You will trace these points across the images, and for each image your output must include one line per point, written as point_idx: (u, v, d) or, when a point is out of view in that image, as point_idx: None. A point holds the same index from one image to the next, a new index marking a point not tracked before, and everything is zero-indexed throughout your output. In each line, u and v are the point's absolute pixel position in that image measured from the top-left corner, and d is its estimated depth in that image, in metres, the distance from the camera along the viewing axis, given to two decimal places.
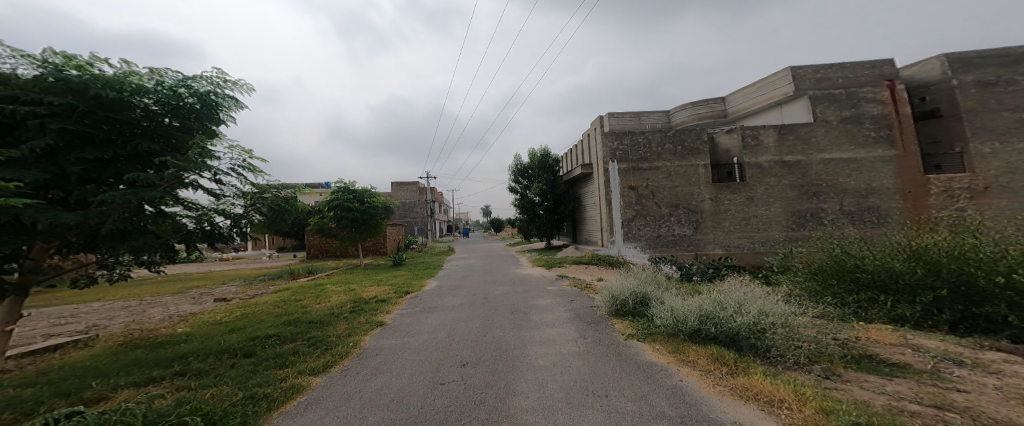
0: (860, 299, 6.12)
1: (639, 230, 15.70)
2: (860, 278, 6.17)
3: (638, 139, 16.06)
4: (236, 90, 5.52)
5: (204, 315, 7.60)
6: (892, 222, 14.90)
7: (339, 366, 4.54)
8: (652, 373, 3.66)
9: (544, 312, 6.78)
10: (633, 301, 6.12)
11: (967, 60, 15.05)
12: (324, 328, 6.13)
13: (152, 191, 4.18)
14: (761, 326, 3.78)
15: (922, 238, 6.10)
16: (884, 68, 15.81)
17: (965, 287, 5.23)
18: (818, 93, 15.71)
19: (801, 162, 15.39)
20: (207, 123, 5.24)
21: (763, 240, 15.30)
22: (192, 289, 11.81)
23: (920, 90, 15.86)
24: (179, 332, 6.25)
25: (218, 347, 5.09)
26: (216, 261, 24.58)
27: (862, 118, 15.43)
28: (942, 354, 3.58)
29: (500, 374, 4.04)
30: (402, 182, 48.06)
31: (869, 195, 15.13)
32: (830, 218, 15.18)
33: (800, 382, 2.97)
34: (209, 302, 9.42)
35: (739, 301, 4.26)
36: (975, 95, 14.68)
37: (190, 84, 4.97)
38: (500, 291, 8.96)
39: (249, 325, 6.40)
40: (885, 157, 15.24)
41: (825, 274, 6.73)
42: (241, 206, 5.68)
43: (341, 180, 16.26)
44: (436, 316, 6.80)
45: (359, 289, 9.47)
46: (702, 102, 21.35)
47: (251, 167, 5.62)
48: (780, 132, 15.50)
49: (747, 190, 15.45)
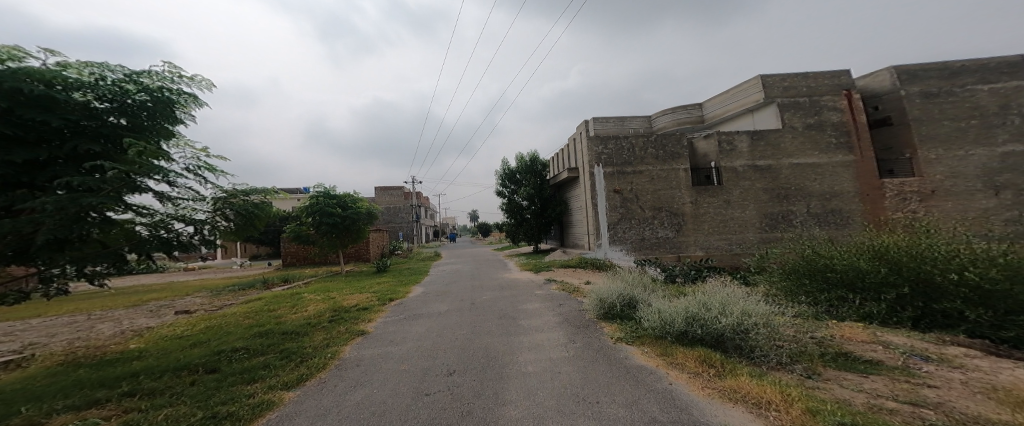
0: (830, 298, 6.39)
1: (623, 233, 15.96)
2: (831, 278, 6.47)
3: (621, 144, 16.35)
4: (193, 86, 5.22)
5: (163, 329, 7.10)
6: (856, 224, 15.76)
7: (315, 379, 4.32)
8: (641, 377, 3.67)
9: (532, 317, 6.73)
10: (620, 303, 6.17)
11: (913, 72, 16.20)
12: (298, 339, 5.84)
13: (91, 198, 3.89)
14: (745, 326, 3.86)
15: (882, 237, 6.44)
16: (842, 78, 16.80)
17: (922, 284, 5.55)
18: (785, 100, 16.51)
19: (772, 166, 16.09)
20: (161, 120, 4.96)
21: (739, 241, 15.87)
22: (152, 300, 11.07)
23: (874, 99, 16.94)
24: (133, 349, 5.79)
25: (175, 363, 4.75)
26: (183, 271, 23.26)
27: (825, 125, 16.32)
28: (911, 350, 3.74)
29: (487, 383, 3.94)
30: (385, 187, 47.30)
31: (833, 198, 15.94)
32: (799, 220, 15.90)
33: (784, 382, 3.04)
34: (169, 315, 8.82)
35: (722, 302, 4.35)
36: (920, 104, 15.80)
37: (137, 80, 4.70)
38: (488, 296, 8.85)
39: (214, 339, 6.02)
40: (846, 162, 16.13)
41: (798, 274, 7.01)
42: (203, 212, 5.41)
43: (321, 184, 15.74)
44: (421, 323, 6.61)
45: (339, 297, 9.14)
46: (682, 108, 22.08)
47: (210, 167, 5.27)
48: (752, 138, 16.17)
49: (724, 194, 16.00)
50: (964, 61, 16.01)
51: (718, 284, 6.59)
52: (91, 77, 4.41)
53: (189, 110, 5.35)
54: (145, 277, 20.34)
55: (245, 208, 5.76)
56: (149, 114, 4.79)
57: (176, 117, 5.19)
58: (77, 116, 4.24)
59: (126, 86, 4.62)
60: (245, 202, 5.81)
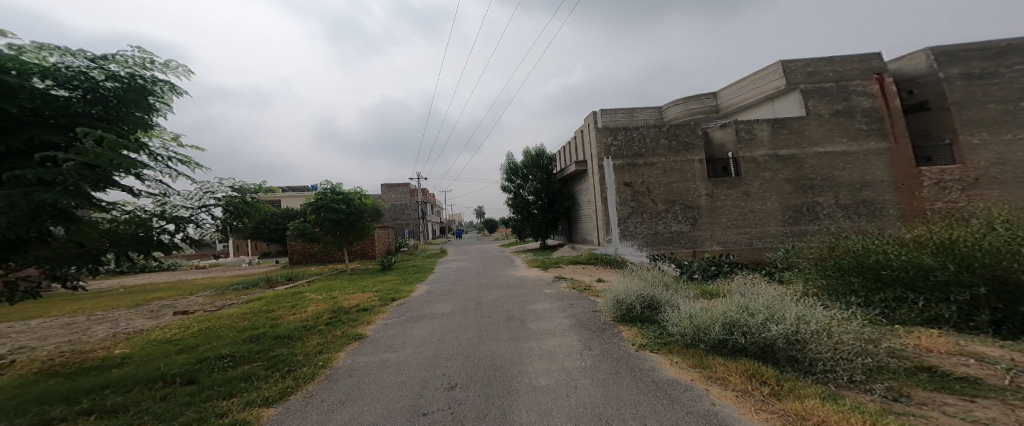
0: (884, 298, 5.65)
1: (635, 228, 15.23)
2: (885, 275, 5.72)
3: (632, 135, 15.60)
4: (168, 74, 4.78)
5: (155, 332, 6.79)
6: (888, 215, 14.69)
7: (301, 392, 3.85)
8: (675, 395, 3.05)
9: (543, 319, 6.15)
10: (640, 305, 5.53)
11: (952, 53, 14.96)
12: (290, 345, 5.39)
13: (45, 194, 3.32)
14: (801, 336, 3.20)
15: (945, 231, 5.68)
16: (872, 61, 15.65)
17: (1001, 283, 4.83)
18: (810, 86, 15.48)
19: (796, 156, 15.13)
20: (135, 111, 4.49)
21: (760, 235, 14.97)
22: (152, 300, 10.95)
23: (907, 83, 15.75)
24: (115, 355, 5.42)
25: (154, 372, 4.34)
26: (192, 269, 23.37)
27: (854, 111, 15.24)
28: (1012, 366, 3.10)
29: (492, 400, 3.40)
30: (392, 185, 47.43)
31: (864, 188, 14.89)
32: (825, 212, 14.91)
33: (868, 408, 2.39)
34: (166, 316, 8.54)
35: (767, 305, 3.70)
36: (961, 87, 14.59)
37: (105, 67, 4.22)
38: (494, 295, 8.31)
39: (202, 344, 5.61)
40: (878, 150, 15.04)
41: (845, 272, 6.25)
42: (188, 208, 4.91)
43: (327, 181, 15.41)
44: (423, 327, 6.11)
45: (340, 297, 8.71)
46: (694, 97, 21.04)
47: (184, 160, 4.78)
48: (773, 126, 15.22)
49: (743, 185, 15.11)
50: (1011, 40, 14.72)
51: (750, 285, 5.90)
52: (51, 64, 3.93)
53: (167, 101, 4.92)
54: (152, 276, 20.54)
55: (230, 203, 5.25)
56: (122, 103, 4.32)
57: (153, 106, 4.74)
58: (39, 105, 3.75)
59: (92, 73, 4.14)
60: (232, 198, 5.31)
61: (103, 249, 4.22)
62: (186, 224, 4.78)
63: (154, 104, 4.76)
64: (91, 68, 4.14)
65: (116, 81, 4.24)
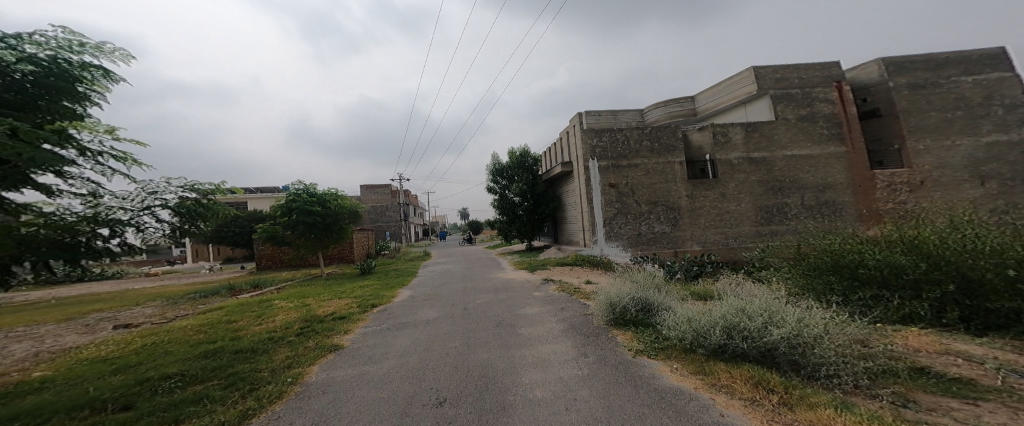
0: (861, 297, 5.73)
1: (619, 229, 15.34)
2: (861, 274, 5.82)
3: (616, 136, 15.72)
4: (97, 58, 4.41)
5: (89, 349, 6.15)
6: (848, 215, 15.42)
7: (266, 414, 3.45)
8: (680, 405, 2.91)
9: (533, 324, 5.94)
10: (635, 308, 5.44)
11: (900, 64, 15.92)
12: (253, 360, 4.92)
13: None
14: (803, 339, 3.12)
15: (916, 232, 5.83)
16: (832, 69, 16.44)
17: (967, 280, 5.00)
18: (778, 92, 16.11)
19: (766, 158, 15.68)
20: (63, 98, 4.03)
21: (735, 235, 15.41)
22: (91, 314, 9.96)
23: (862, 91, 16.64)
24: (35, 378, 4.80)
25: (80, 398, 3.81)
26: (149, 277, 21.72)
27: (817, 117, 15.95)
28: (1000, 364, 3.15)
29: (486, 417, 3.14)
30: (373, 186, 46.16)
31: (827, 190, 15.58)
32: (793, 213, 15.52)
33: (882, 416, 2.31)
34: (107, 331, 7.84)
35: (766, 307, 3.64)
36: (908, 96, 15.54)
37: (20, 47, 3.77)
38: (482, 299, 8.05)
39: (146, 363, 5.05)
40: (838, 153, 15.78)
41: (823, 271, 6.37)
42: (127, 211, 4.40)
43: (301, 181, 14.65)
44: (406, 335, 5.76)
45: (315, 305, 8.17)
46: (674, 100, 21.56)
47: (123, 156, 4.27)
48: (746, 130, 15.73)
49: (720, 187, 15.51)
50: (949, 53, 15.80)
51: (741, 286, 5.91)
52: None
53: (98, 88, 4.49)
54: (103, 285, 18.92)
55: (180, 205, 4.72)
56: (47, 88, 3.85)
57: (81, 94, 4.29)
58: None
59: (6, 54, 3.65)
60: (182, 198, 4.77)
61: (12, 257, 3.60)
62: (122, 228, 4.22)
63: (82, 91, 4.32)
64: (0, 48, 3.67)
65: (35, 63, 3.78)
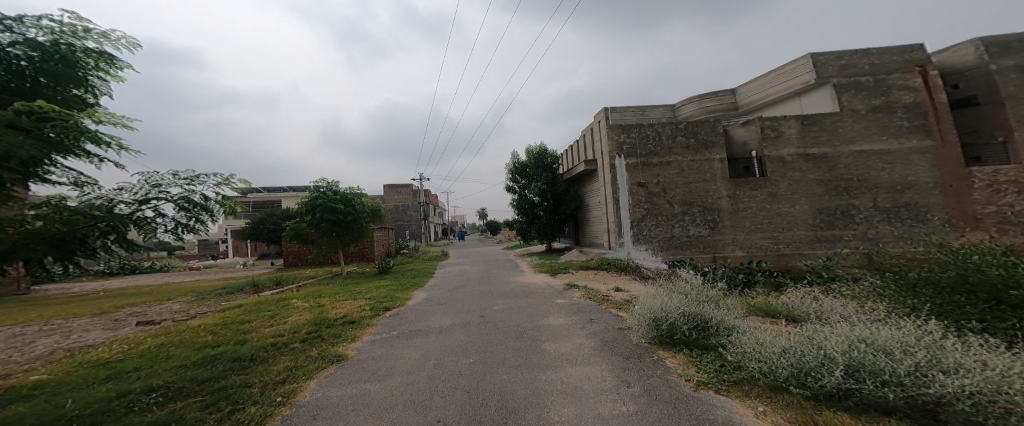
0: (1015, 325, 4.17)
1: (649, 231, 14.07)
2: (1018, 297, 4.34)
3: (647, 132, 14.44)
4: (108, 45, 3.91)
5: (95, 349, 5.86)
6: (933, 220, 13.28)
7: None
8: None
9: (558, 339, 5.03)
10: (686, 325, 4.41)
11: (1004, 44, 13.66)
12: (250, 370, 4.38)
13: None
14: (1000, 398, 2.13)
15: None
16: (914, 53, 14.33)
17: None
18: (843, 80, 14.24)
19: (828, 155, 13.87)
20: (66, 86, 3.52)
21: (788, 240, 13.68)
22: (123, 309, 10.08)
23: (952, 77, 14.40)
24: (28, 382, 4.47)
25: (48, 415, 3.29)
26: (184, 272, 22.76)
27: (894, 107, 13.90)
28: None
29: None
30: (395, 186, 46.81)
31: (905, 190, 13.51)
32: (861, 216, 13.59)
33: None
34: (125, 327, 7.71)
35: (914, 346, 2.63)
36: (1016, 80, 13.29)
37: (19, 31, 3.30)
38: (499, 306, 7.25)
39: (141, 369, 4.63)
40: (921, 148, 13.66)
41: (952, 292, 4.95)
42: (129, 204, 3.77)
43: (323, 179, 14.50)
44: (417, 345, 5.04)
45: (328, 306, 7.70)
46: (711, 94, 19.95)
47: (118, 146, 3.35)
48: (802, 123, 13.98)
49: (769, 186, 13.86)
50: None
51: (830, 313, 4.72)
52: None
53: (107, 77, 4.01)
54: (137, 279, 19.83)
55: (184, 199, 4.07)
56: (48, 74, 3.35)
57: (89, 85, 3.81)
58: None
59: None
60: (188, 192, 4.13)
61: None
62: (125, 225, 3.56)
63: (89, 80, 3.81)
64: None
65: (31, 47, 3.28)
